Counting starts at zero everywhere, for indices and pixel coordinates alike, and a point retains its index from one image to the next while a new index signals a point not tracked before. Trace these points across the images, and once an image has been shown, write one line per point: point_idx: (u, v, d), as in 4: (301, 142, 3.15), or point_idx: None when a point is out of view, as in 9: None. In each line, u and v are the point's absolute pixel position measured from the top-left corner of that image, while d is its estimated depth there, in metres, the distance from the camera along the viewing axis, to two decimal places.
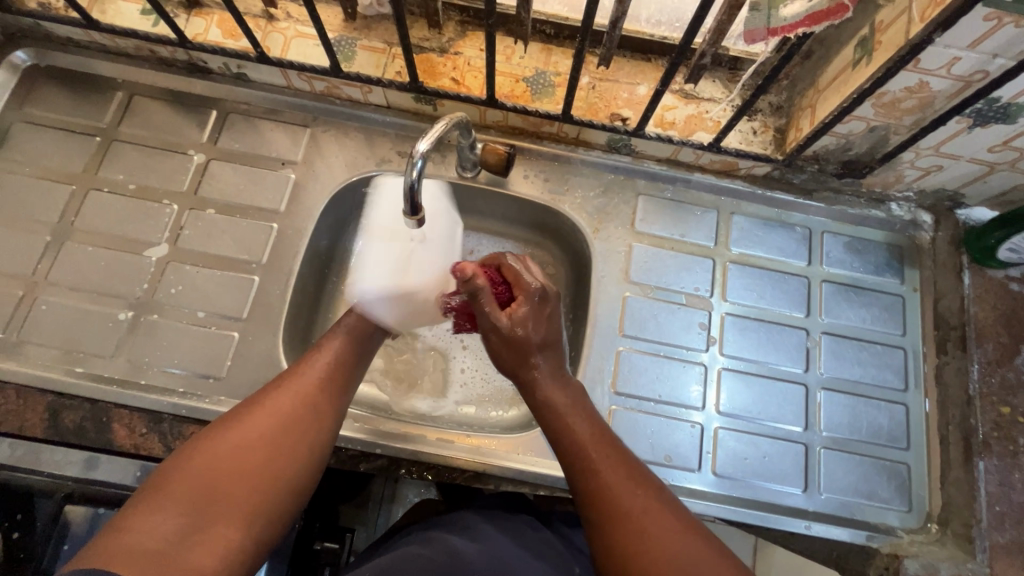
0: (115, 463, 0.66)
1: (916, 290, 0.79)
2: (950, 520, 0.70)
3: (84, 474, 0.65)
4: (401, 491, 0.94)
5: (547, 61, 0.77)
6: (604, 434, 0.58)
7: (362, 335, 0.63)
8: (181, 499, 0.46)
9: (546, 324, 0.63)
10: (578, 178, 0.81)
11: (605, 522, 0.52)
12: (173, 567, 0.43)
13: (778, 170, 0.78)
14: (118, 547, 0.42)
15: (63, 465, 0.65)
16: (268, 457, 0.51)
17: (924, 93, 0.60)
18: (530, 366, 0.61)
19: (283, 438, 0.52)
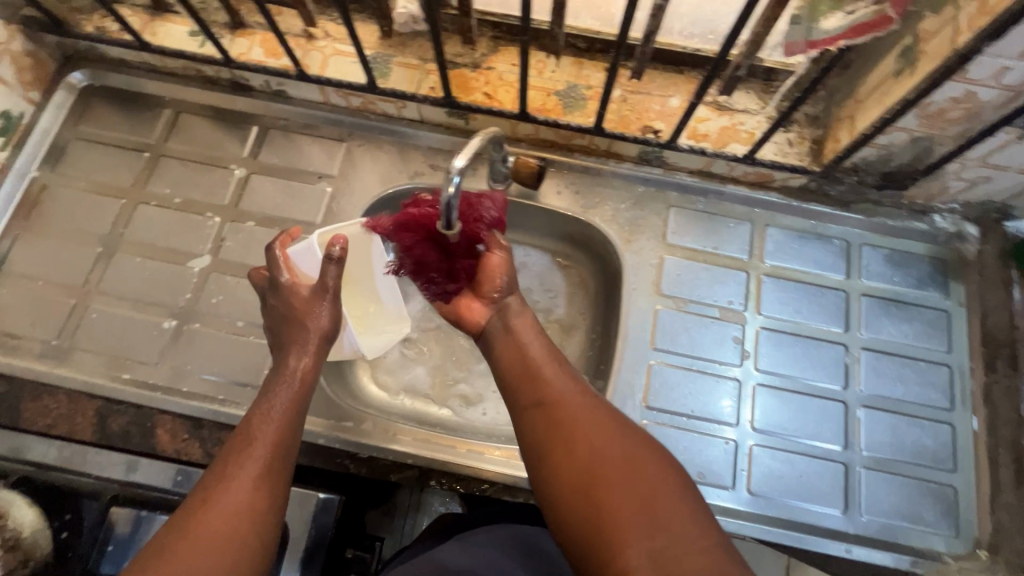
0: (155, 465, 0.67)
1: (962, 305, 0.76)
2: (1000, 546, 0.67)
3: (125, 475, 0.66)
4: (425, 499, 0.95)
5: (578, 74, 0.77)
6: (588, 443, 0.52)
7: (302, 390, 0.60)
8: None
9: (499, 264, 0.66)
10: (609, 190, 0.80)
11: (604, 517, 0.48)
12: None
13: (815, 181, 0.77)
14: None
15: (107, 467, 0.67)
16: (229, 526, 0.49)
17: (971, 103, 0.58)
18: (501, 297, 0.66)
19: (250, 480, 0.51)
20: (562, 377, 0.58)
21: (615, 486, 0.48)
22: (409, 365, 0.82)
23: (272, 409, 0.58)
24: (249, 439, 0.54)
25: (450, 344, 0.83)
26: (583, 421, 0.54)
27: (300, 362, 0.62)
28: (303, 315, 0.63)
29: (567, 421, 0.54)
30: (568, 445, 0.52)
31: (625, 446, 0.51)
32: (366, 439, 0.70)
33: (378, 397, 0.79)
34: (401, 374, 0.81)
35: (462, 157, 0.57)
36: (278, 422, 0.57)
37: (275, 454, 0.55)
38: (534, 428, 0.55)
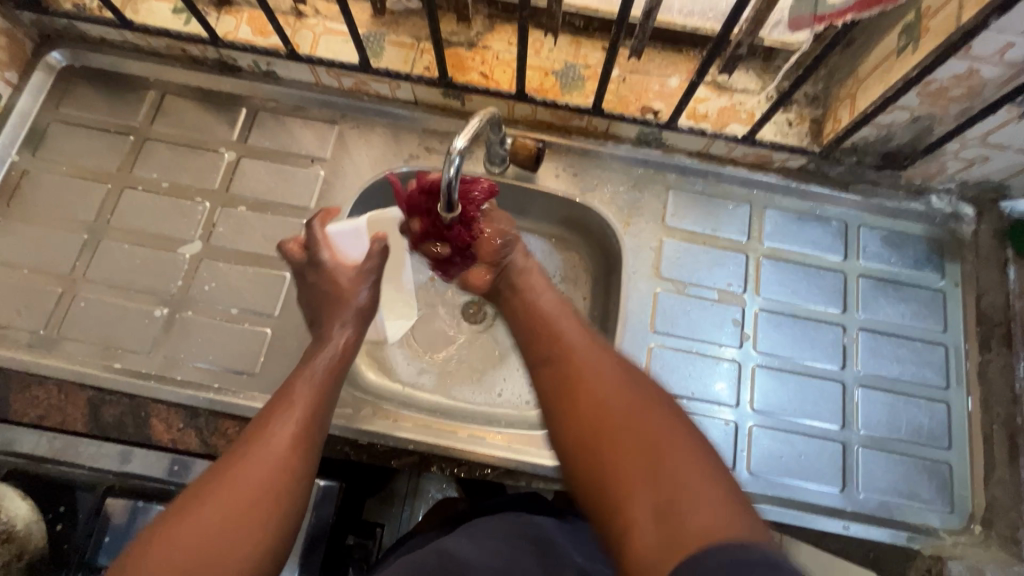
0: (149, 456, 0.67)
1: (958, 285, 0.76)
2: (994, 521, 0.68)
3: (120, 466, 0.66)
4: (422, 486, 0.95)
5: (576, 54, 0.76)
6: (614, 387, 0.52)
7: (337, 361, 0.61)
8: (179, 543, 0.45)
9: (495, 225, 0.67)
10: (607, 172, 0.80)
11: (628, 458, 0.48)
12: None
13: (813, 162, 0.76)
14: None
15: (98, 458, 0.66)
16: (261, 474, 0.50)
17: (973, 81, 0.58)
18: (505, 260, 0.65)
19: (279, 440, 0.52)
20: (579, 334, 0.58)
21: (625, 436, 0.48)
22: (407, 351, 0.81)
23: (313, 375, 0.59)
24: (286, 400, 0.55)
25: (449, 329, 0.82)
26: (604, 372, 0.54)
27: (342, 334, 0.64)
28: (344, 296, 0.65)
29: (581, 375, 0.54)
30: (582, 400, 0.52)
31: (640, 395, 0.51)
32: (365, 425, 0.69)
33: (376, 384, 0.79)
34: (399, 359, 0.80)
35: (461, 137, 0.55)
36: (315, 389, 0.58)
37: (307, 419, 0.55)
38: (547, 385, 0.55)
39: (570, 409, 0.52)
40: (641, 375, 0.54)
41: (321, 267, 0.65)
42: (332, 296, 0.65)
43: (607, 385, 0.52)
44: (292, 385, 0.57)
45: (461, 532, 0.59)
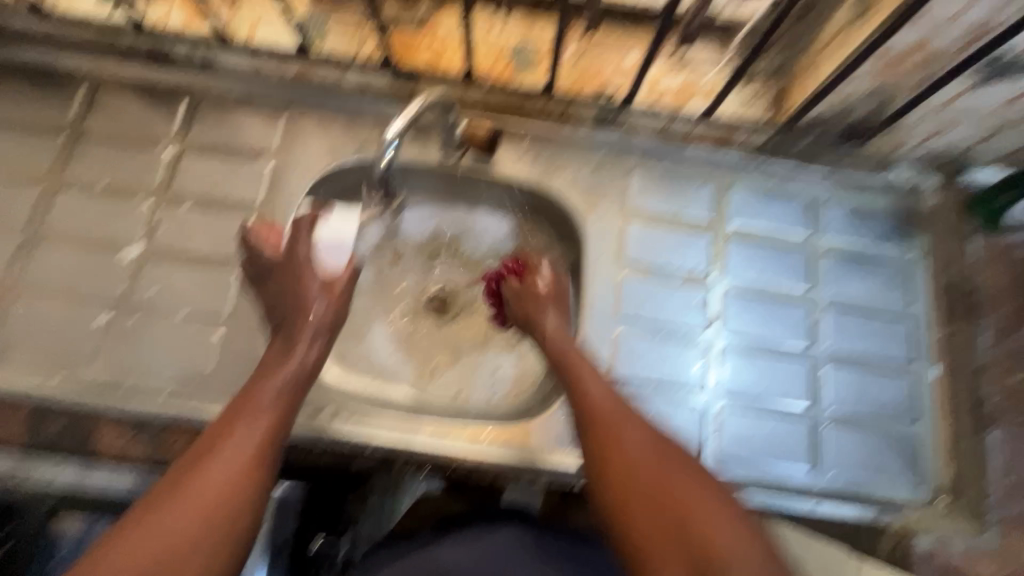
0: (107, 471, 0.67)
1: (924, 257, 0.75)
2: (961, 492, 0.67)
3: (76, 481, 0.67)
4: None
5: (529, 32, 0.73)
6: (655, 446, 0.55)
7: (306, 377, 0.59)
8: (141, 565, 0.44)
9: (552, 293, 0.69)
10: (568, 153, 0.76)
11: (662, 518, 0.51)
12: None
13: (776, 137, 0.74)
14: None
15: (54, 476, 0.66)
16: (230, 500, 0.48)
17: (931, 48, 0.56)
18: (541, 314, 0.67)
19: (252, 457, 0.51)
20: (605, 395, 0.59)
21: (662, 498, 0.51)
22: (370, 346, 0.78)
23: (281, 388, 0.56)
24: (254, 415, 0.53)
25: (412, 322, 0.79)
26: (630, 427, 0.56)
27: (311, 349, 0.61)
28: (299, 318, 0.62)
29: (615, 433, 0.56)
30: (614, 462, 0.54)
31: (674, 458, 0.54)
32: (327, 426, 0.67)
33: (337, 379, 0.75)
34: (361, 355, 0.77)
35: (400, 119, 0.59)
36: (284, 403, 0.56)
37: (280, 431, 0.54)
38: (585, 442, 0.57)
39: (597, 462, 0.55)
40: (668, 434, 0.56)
41: (294, 270, 0.65)
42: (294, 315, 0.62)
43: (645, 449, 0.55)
44: (256, 398, 0.55)
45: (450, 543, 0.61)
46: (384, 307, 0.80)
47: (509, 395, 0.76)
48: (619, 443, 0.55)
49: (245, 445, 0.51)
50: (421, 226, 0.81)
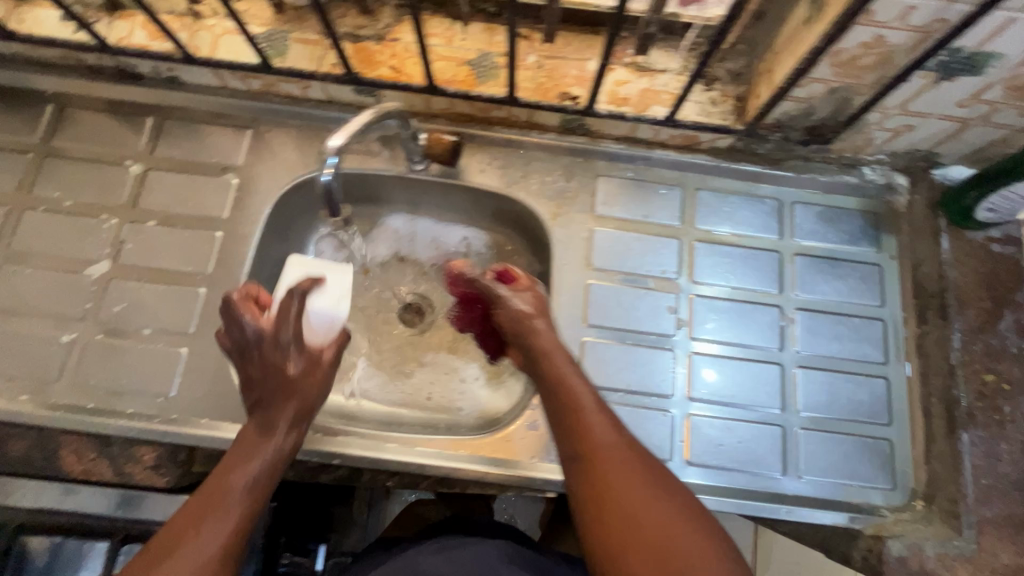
0: (93, 493, 0.65)
1: (894, 258, 0.75)
2: (935, 496, 0.66)
3: (57, 503, 0.64)
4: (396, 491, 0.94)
5: (490, 42, 0.73)
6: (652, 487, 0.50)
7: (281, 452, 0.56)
8: None
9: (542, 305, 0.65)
10: (533, 162, 0.77)
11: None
12: None
13: (741, 141, 0.74)
14: None
15: (36, 498, 0.64)
16: None
17: (882, 48, 0.55)
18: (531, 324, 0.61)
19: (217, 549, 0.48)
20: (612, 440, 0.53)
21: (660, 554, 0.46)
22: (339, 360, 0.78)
23: (253, 467, 0.53)
24: (222, 504, 0.51)
25: (385, 334, 0.80)
26: (621, 471, 0.51)
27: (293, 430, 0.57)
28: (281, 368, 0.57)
29: (608, 482, 0.51)
30: (609, 518, 0.49)
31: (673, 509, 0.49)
32: None
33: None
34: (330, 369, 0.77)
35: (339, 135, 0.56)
36: (257, 487, 0.53)
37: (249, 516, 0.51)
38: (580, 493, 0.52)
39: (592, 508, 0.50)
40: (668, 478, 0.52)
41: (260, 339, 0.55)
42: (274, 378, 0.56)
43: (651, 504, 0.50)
44: (227, 480, 0.52)
45: (430, 547, 0.62)
46: (356, 319, 0.80)
47: (479, 407, 0.76)
48: (613, 490, 0.50)
49: (212, 543, 0.48)
50: (387, 246, 0.83)
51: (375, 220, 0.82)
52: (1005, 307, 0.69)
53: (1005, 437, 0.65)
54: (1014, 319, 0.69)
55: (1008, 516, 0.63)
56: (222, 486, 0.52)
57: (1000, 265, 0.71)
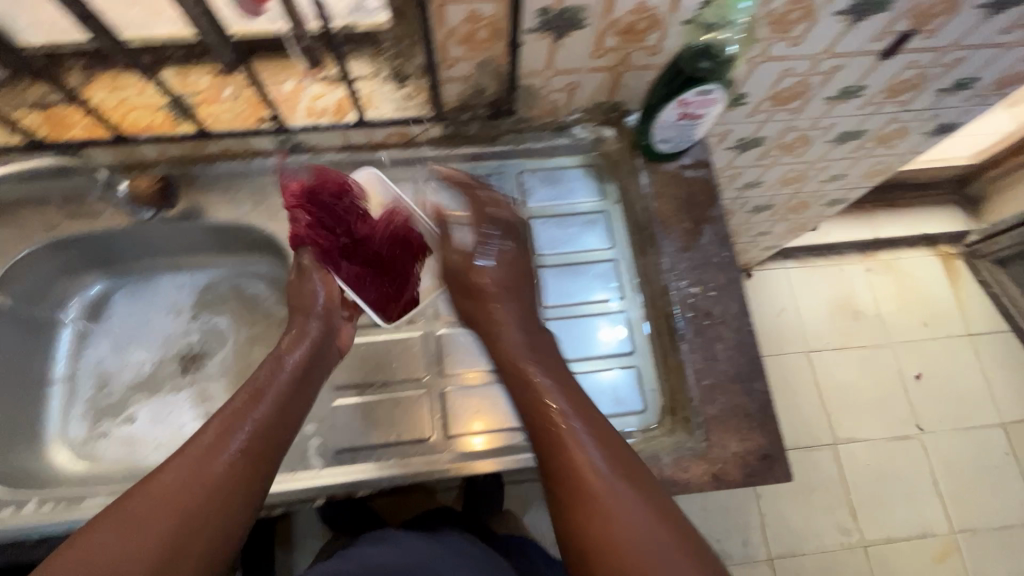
0: None
1: (617, 202, 0.82)
2: (676, 409, 0.71)
3: None
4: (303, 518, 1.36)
5: (184, 83, 0.72)
6: (631, 478, 0.60)
7: (289, 390, 0.67)
8: (118, 524, 0.53)
9: (507, 266, 0.75)
10: (263, 188, 0.80)
11: (607, 549, 0.57)
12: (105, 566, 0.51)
13: (448, 127, 0.79)
14: (85, 550, 0.51)
15: None
16: (205, 484, 0.57)
17: (486, 20, 0.61)
18: (490, 308, 0.73)
19: (228, 456, 0.59)
20: (586, 449, 0.62)
21: (614, 532, 0.57)
22: (104, 435, 0.80)
23: (263, 398, 0.65)
24: (237, 412, 0.63)
25: (160, 389, 0.83)
26: (599, 478, 0.60)
27: (290, 361, 0.70)
28: (308, 304, 0.75)
29: (587, 480, 0.60)
30: (585, 506, 0.59)
31: (641, 505, 0.58)
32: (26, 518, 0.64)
33: (88, 472, 0.78)
34: (103, 445, 0.79)
35: None
36: (268, 410, 0.65)
37: (258, 434, 0.62)
38: (556, 475, 0.62)
39: (568, 484, 0.61)
40: (645, 481, 0.60)
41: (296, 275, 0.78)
42: (302, 312, 0.75)
43: (634, 552, 0.56)
44: (246, 398, 0.65)
45: None
46: (121, 383, 0.83)
47: None
48: (590, 480, 0.60)
49: (230, 447, 0.60)
50: (165, 315, 0.86)
51: (149, 289, 0.86)
52: (703, 223, 0.76)
53: (719, 338, 0.71)
54: (711, 233, 0.76)
55: (730, 408, 0.68)
56: (240, 402, 0.64)
57: (693, 186, 0.78)
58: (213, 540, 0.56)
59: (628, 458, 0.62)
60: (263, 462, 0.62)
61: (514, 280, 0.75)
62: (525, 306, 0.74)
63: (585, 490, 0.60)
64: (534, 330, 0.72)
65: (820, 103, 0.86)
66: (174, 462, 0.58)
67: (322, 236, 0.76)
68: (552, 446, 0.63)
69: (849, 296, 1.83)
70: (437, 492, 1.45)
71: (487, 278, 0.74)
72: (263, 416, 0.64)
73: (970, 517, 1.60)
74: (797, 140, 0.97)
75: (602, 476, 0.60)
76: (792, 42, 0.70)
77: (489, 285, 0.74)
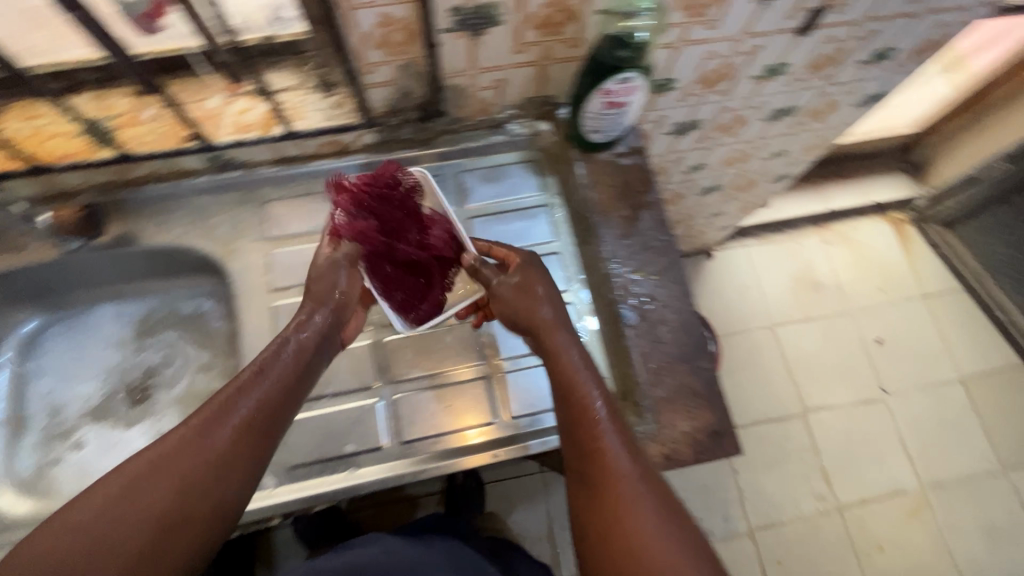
0: None
1: (556, 195, 0.84)
2: (626, 394, 0.72)
3: None
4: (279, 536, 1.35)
5: (99, 106, 0.68)
6: (657, 489, 0.57)
7: (295, 368, 0.63)
8: (104, 495, 0.50)
9: (547, 300, 0.68)
10: (197, 208, 0.79)
11: (621, 550, 0.53)
12: (98, 534, 0.49)
13: (380, 132, 0.79)
14: (74, 520, 0.49)
15: None
16: (206, 459, 0.54)
17: (398, 23, 0.60)
18: (536, 318, 0.66)
19: (229, 431, 0.56)
20: (621, 452, 0.58)
21: (631, 530, 0.54)
22: (56, 463, 0.78)
23: (267, 372, 0.61)
24: (235, 385, 0.59)
25: (107, 420, 0.81)
26: (628, 481, 0.56)
27: (303, 332, 0.65)
28: (321, 287, 0.68)
29: (615, 482, 0.56)
30: (609, 504, 0.56)
31: (665, 513, 0.55)
32: None
33: (35, 513, 0.75)
34: (55, 477, 0.77)
35: None
36: (268, 389, 0.60)
37: (261, 412, 0.58)
38: (581, 469, 0.59)
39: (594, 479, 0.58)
40: (673, 499, 0.57)
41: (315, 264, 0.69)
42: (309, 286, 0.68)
43: (641, 542, 0.53)
44: (249, 371, 0.60)
45: None
46: (67, 415, 0.81)
47: None
48: (620, 481, 0.56)
49: (230, 422, 0.56)
50: (104, 347, 0.84)
51: (85, 320, 0.84)
52: (641, 209, 0.77)
53: (662, 321, 0.72)
54: (649, 218, 0.77)
55: (677, 389, 0.69)
56: (242, 376, 0.60)
57: (629, 173, 0.79)
58: (211, 523, 0.54)
59: (657, 475, 0.58)
60: (263, 440, 0.58)
61: (556, 303, 0.68)
62: (564, 312, 0.67)
63: (612, 490, 0.56)
64: (577, 336, 0.67)
65: (748, 82, 0.87)
66: (171, 434, 0.55)
67: (380, 236, 0.69)
68: (582, 443, 0.60)
69: (808, 268, 1.87)
70: (417, 499, 1.44)
71: (543, 304, 0.67)
72: (264, 392, 0.59)
73: (938, 472, 1.65)
74: (733, 120, 0.99)
75: (630, 477, 0.56)
76: (709, 25, 0.71)
77: (543, 311, 0.67)
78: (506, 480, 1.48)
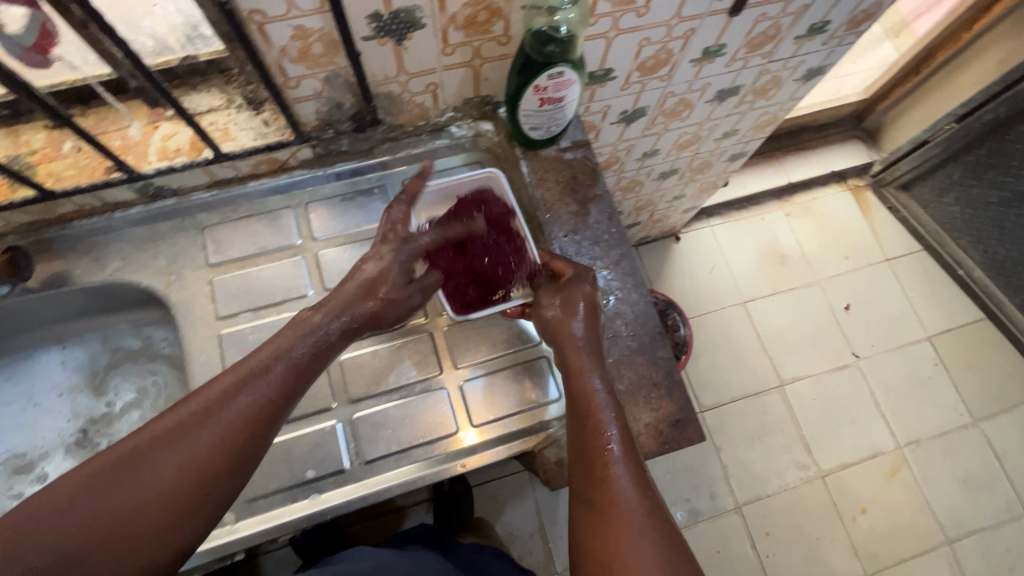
0: None
1: None
2: None
3: None
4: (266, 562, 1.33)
5: (16, 143, 0.68)
6: (651, 510, 0.55)
7: (304, 361, 0.58)
8: (108, 465, 0.48)
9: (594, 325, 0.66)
10: (132, 240, 0.76)
11: (602, 557, 0.53)
12: (101, 505, 0.46)
13: (317, 147, 0.77)
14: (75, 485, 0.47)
15: None
16: (211, 450, 0.51)
17: (314, 34, 0.58)
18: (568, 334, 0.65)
19: (234, 422, 0.52)
20: (623, 467, 0.57)
21: (615, 538, 0.53)
22: (18, 497, 0.76)
23: (276, 362, 0.57)
24: (246, 373, 0.55)
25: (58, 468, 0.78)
26: (625, 496, 0.55)
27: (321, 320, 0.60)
28: (371, 285, 0.63)
29: (610, 494, 0.56)
30: (603, 510, 0.55)
31: (653, 534, 0.53)
32: None
33: None
34: None
35: None
36: (274, 384, 0.56)
37: (266, 406, 0.54)
38: (581, 469, 0.59)
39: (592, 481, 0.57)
40: (669, 526, 0.55)
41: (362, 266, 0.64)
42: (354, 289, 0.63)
43: (624, 554, 0.52)
44: (259, 355, 0.57)
45: None
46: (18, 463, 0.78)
47: None
48: (618, 493, 0.56)
49: (237, 411, 0.53)
50: (53, 385, 0.81)
51: (32, 360, 0.81)
52: (589, 203, 0.77)
53: (619, 314, 0.72)
54: (598, 211, 0.76)
55: (637, 381, 0.69)
56: (255, 361, 0.56)
57: (575, 168, 0.78)
58: (205, 516, 0.51)
59: (655, 498, 0.57)
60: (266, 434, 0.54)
61: (594, 324, 0.66)
62: (596, 331, 0.65)
63: (608, 500, 0.55)
64: (602, 360, 0.64)
65: (687, 67, 0.87)
66: (184, 411, 0.52)
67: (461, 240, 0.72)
68: (586, 449, 0.59)
69: (774, 242, 1.89)
70: (405, 509, 1.43)
71: (575, 323, 0.65)
72: (275, 385, 0.56)
73: (913, 430, 1.69)
74: (678, 104, 0.99)
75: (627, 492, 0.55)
76: (638, 12, 0.71)
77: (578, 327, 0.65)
78: (493, 481, 1.48)
